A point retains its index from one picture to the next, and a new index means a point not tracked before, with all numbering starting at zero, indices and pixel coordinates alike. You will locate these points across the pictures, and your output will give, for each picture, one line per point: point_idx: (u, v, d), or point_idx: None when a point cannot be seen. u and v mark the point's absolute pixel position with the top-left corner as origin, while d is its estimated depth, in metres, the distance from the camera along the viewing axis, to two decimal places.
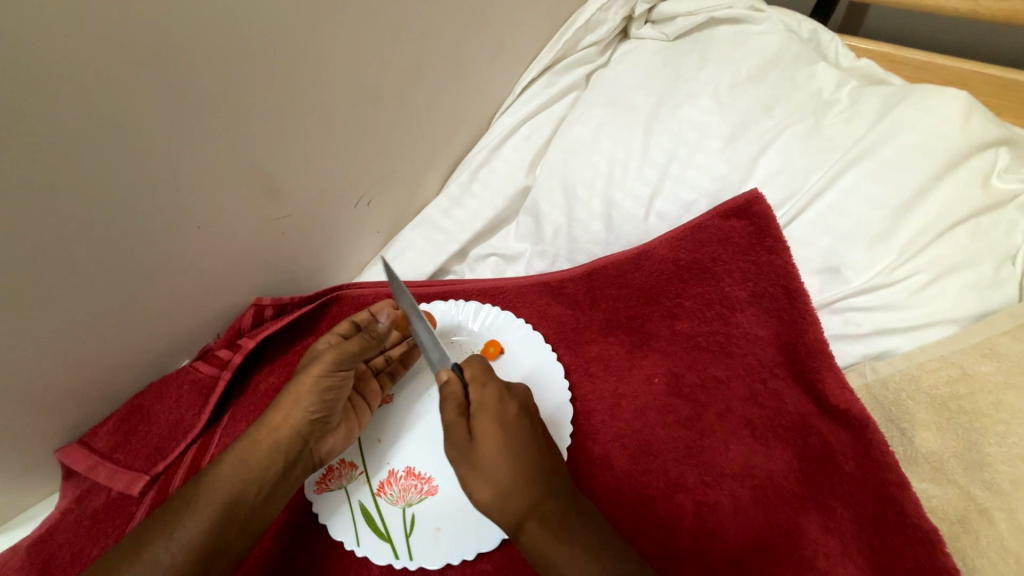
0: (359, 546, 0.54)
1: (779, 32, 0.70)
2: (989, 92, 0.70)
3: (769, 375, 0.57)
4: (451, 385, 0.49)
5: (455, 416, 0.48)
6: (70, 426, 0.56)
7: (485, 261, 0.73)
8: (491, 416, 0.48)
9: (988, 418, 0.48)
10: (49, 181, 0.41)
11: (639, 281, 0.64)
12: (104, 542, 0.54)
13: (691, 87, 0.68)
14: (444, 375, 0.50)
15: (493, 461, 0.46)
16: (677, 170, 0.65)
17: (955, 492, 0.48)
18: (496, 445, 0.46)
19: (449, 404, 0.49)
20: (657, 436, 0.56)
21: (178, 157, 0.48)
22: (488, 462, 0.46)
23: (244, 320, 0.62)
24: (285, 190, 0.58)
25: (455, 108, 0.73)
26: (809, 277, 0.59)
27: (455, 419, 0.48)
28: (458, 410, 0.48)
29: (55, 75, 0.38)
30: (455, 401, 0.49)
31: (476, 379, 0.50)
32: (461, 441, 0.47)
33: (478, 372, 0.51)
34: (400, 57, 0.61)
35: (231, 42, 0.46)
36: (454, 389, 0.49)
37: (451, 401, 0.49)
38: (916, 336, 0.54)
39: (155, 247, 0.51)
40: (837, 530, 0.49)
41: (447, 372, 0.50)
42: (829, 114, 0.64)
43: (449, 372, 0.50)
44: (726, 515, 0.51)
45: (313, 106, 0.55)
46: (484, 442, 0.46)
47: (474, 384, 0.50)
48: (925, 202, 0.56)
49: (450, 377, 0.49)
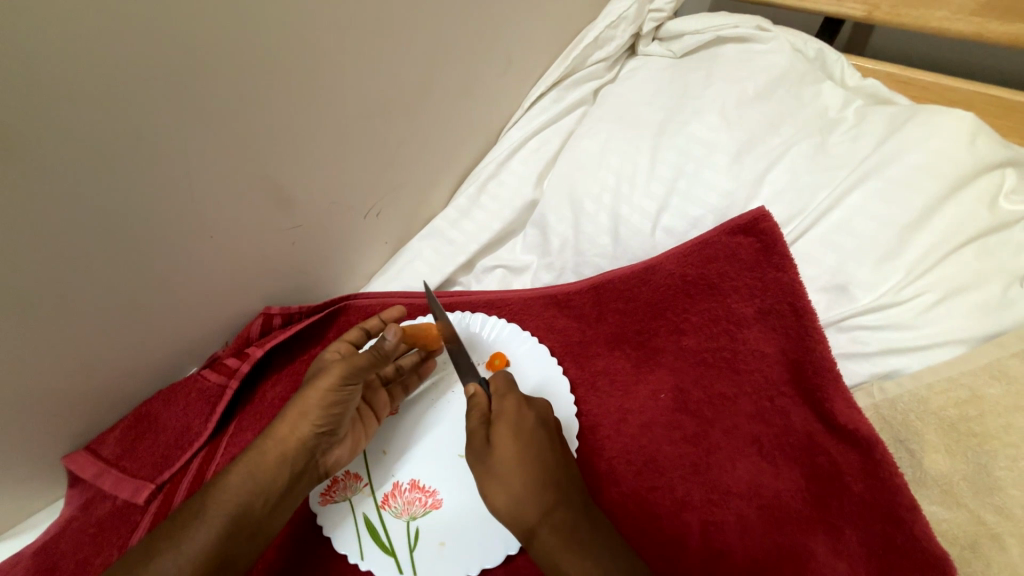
0: (363, 560, 0.54)
1: (786, 51, 0.71)
2: (993, 113, 0.71)
3: (776, 394, 0.57)
4: (477, 398, 0.50)
5: (477, 425, 0.49)
6: (77, 433, 0.56)
7: (492, 273, 0.73)
8: (508, 423, 0.48)
9: (998, 441, 0.48)
10: (62, 190, 0.42)
11: (646, 295, 0.64)
12: (108, 552, 0.54)
13: (698, 104, 0.69)
14: (472, 389, 0.50)
15: (509, 467, 0.46)
16: (683, 186, 0.66)
17: (965, 516, 0.47)
18: (512, 450, 0.46)
19: (473, 413, 0.49)
20: (663, 453, 0.56)
21: (190, 166, 0.48)
22: (504, 467, 0.46)
23: (252, 329, 0.62)
24: (296, 201, 0.59)
25: (464, 123, 0.74)
26: (816, 295, 0.59)
27: (476, 426, 0.48)
28: (481, 420, 0.49)
29: (66, 85, 0.39)
30: (479, 410, 0.49)
31: (498, 391, 0.51)
32: (479, 449, 0.48)
33: (501, 385, 0.51)
34: (411, 71, 0.62)
35: (245, 53, 0.47)
36: (479, 400, 0.50)
37: (476, 411, 0.49)
38: (924, 356, 0.54)
39: (165, 254, 0.51)
40: (845, 553, 0.49)
41: (474, 385, 0.51)
42: (835, 133, 0.64)
43: (476, 385, 0.51)
44: (732, 533, 0.51)
45: (324, 117, 0.56)
46: (501, 449, 0.46)
47: (497, 395, 0.50)
48: (932, 222, 0.56)
49: (475, 391, 0.50)
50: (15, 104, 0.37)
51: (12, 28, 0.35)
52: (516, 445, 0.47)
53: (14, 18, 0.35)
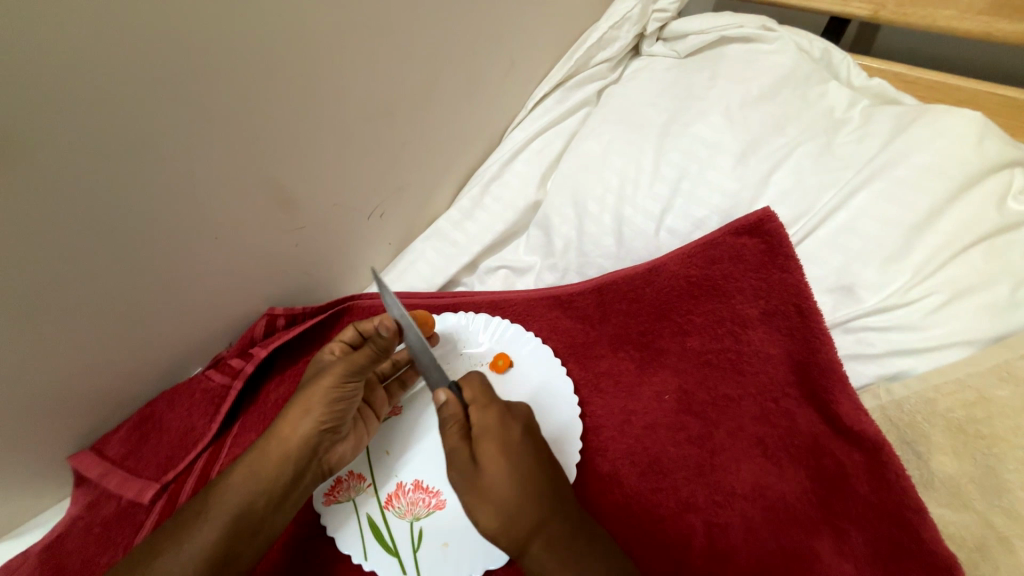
0: (366, 560, 0.54)
1: (791, 52, 0.70)
2: (1001, 112, 0.70)
3: (781, 395, 0.57)
4: (450, 407, 0.48)
5: (457, 440, 0.48)
6: (83, 433, 0.57)
7: (495, 274, 0.73)
8: (493, 442, 0.47)
9: (1007, 443, 0.47)
10: (70, 191, 0.42)
11: (650, 295, 0.64)
12: (113, 551, 0.54)
13: (703, 105, 0.69)
14: (443, 395, 0.48)
15: (499, 487, 0.46)
16: (688, 187, 0.66)
17: (973, 519, 0.47)
18: (499, 472, 0.46)
19: (450, 426, 0.48)
20: (667, 454, 0.56)
21: (196, 167, 0.49)
22: (493, 488, 0.46)
23: (256, 330, 0.63)
24: (301, 202, 0.59)
25: (466, 123, 0.74)
26: (822, 296, 0.59)
27: (457, 442, 0.47)
28: (460, 435, 0.48)
29: (75, 87, 0.39)
30: (456, 423, 0.48)
31: (476, 400, 0.49)
32: (465, 466, 0.47)
33: (478, 393, 0.49)
34: (415, 72, 0.62)
35: (252, 53, 0.47)
36: (454, 411, 0.48)
37: (452, 423, 0.48)
38: (930, 357, 0.54)
39: (170, 254, 0.51)
40: (851, 555, 0.49)
41: (446, 392, 0.48)
42: (841, 133, 0.64)
43: (447, 393, 0.48)
44: (738, 536, 0.51)
45: (328, 118, 0.56)
46: (489, 470, 0.46)
47: (474, 406, 0.48)
48: (939, 222, 0.56)
49: (446, 399, 0.48)
50: (21, 105, 0.37)
51: (19, 28, 0.35)
52: (501, 463, 0.46)
53: (20, 19, 0.35)
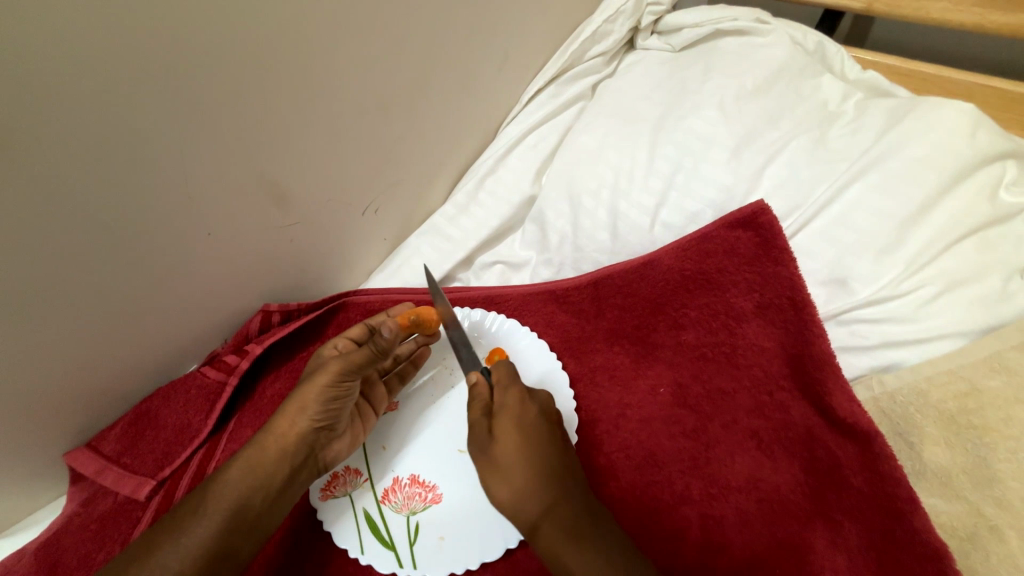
0: (363, 554, 0.54)
1: (784, 45, 0.70)
2: (994, 104, 0.70)
3: (776, 388, 0.57)
4: (479, 387, 0.50)
5: (479, 415, 0.49)
6: (77, 432, 0.56)
7: (491, 269, 0.73)
8: (512, 418, 0.47)
9: (997, 434, 0.48)
10: (60, 188, 0.42)
11: (644, 289, 0.64)
12: (110, 547, 0.54)
13: (696, 99, 0.69)
14: (473, 377, 0.50)
15: (511, 461, 0.45)
16: (682, 180, 0.66)
17: (963, 508, 0.48)
18: (516, 446, 0.46)
19: (474, 403, 0.49)
20: (662, 447, 0.56)
21: (188, 163, 0.48)
22: (506, 462, 0.46)
23: (251, 326, 0.63)
24: (293, 197, 0.59)
25: (460, 118, 0.74)
26: (815, 289, 0.59)
27: (478, 418, 0.48)
28: (483, 410, 0.49)
29: (64, 82, 0.38)
30: (482, 401, 0.49)
31: (500, 381, 0.50)
32: (482, 440, 0.47)
33: (503, 375, 0.50)
34: (408, 66, 0.62)
35: (242, 47, 0.47)
36: (481, 390, 0.50)
37: (479, 402, 0.49)
38: (924, 348, 0.54)
39: (163, 251, 0.51)
40: (844, 546, 0.49)
41: (477, 374, 0.51)
42: (835, 126, 0.64)
43: (478, 374, 0.51)
44: (732, 527, 0.51)
45: (320, 113, 0.56)
46: (505, 446, 0.46)
47: (499, 385, 0.50)
48: (932, 215, 0.56)
49: (477, 380, 0.50)
50: (8, 103, 0.37)
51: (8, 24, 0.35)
52: (517, 438, 0.46)
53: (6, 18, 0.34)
